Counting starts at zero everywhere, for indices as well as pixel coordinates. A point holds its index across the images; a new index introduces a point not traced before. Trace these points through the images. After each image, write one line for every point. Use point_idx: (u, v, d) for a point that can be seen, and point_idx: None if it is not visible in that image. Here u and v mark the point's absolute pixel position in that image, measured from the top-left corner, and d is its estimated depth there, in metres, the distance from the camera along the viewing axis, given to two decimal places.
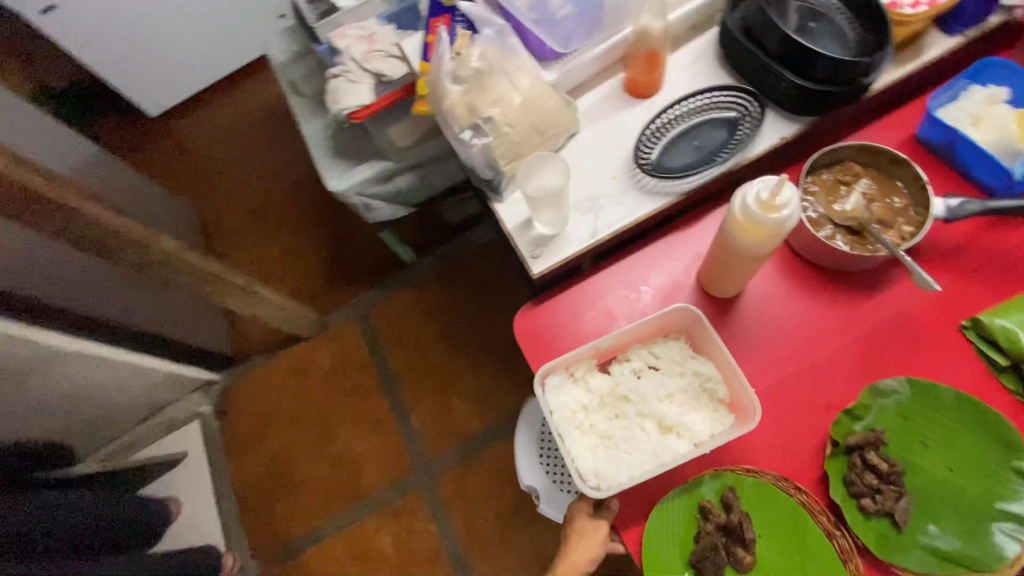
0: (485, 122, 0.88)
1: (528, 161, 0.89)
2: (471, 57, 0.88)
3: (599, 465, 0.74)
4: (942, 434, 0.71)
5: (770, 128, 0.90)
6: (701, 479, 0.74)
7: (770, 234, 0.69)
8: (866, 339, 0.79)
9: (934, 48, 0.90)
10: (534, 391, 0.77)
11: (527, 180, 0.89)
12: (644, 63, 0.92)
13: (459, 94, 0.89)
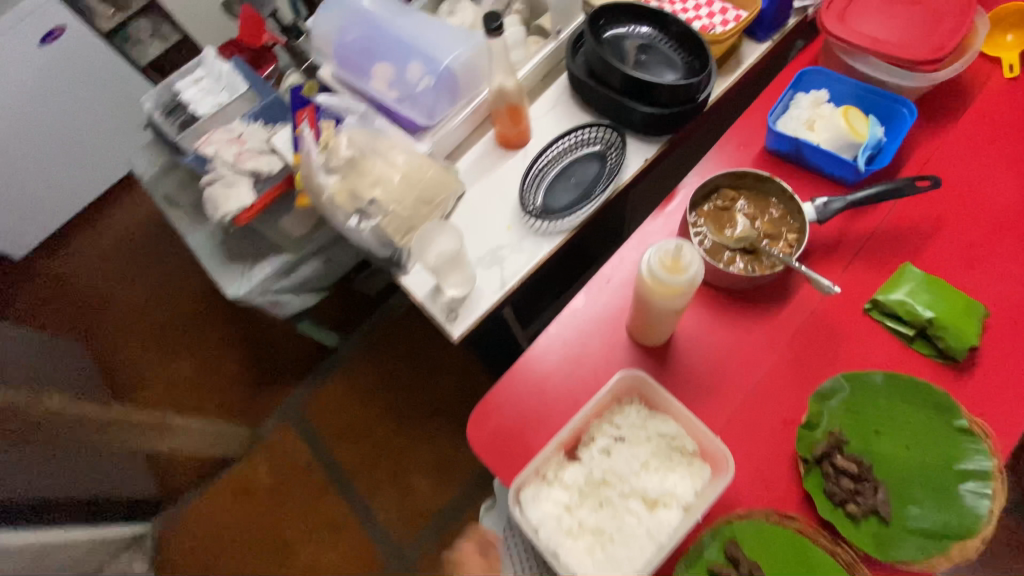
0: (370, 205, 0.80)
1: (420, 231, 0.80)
2: (339, 147, 0.81)
3: (601, 569, 0.69)
4: (885, 416, 0.75)
5: (634, 152, 0.90)
6: (701, 543, 0.71)
7: (681, 291, 0.68)
8: (794, 347, 0.82)
9: (751, 56, 0.94)
10: (512, 513, 0.71)
11: (422, 250, 0.80)
12: (507, 117, 0.90)
13: (338, 183, 0.81)
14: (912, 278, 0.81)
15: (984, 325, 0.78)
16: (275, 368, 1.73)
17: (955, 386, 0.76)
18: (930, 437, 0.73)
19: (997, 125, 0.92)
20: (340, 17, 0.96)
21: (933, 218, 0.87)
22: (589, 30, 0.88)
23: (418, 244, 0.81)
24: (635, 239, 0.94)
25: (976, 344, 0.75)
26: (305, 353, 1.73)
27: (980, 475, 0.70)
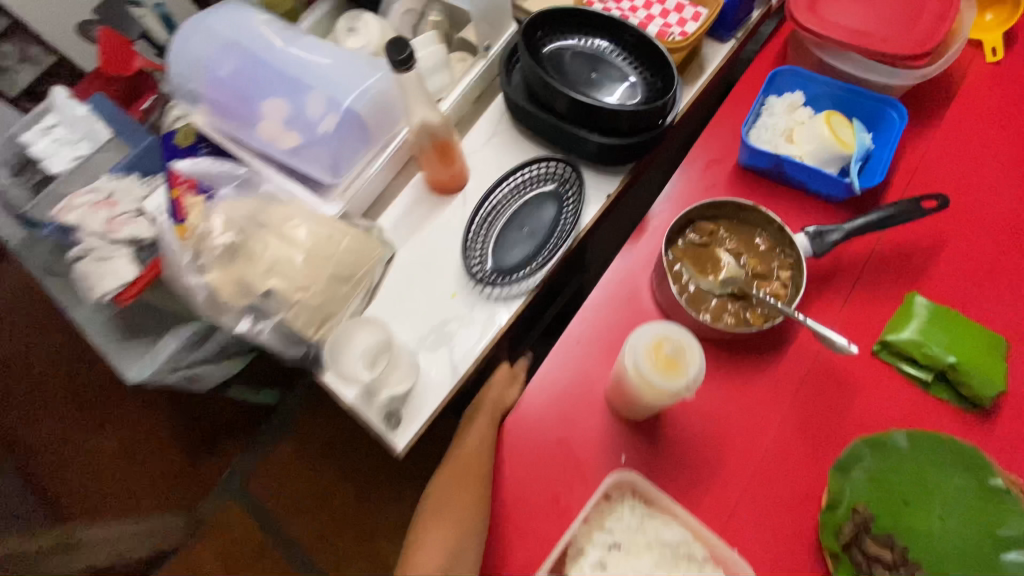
0: (265, 301, 0.62)
1: (332, 337, 0.65)
2: (213, 233, 0.61)
3: None
4: (913, 482, 0.64)
5: (593, 190, 0.77)
6: None
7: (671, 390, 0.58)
8: (804, 405, 0.70)
9: (714, 61, 0.81)
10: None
11: (341, 360, 0.64)
12: (437, 157, 0.73)
13: (219, 277, 0.62)
14: (922, 312, 0.71)
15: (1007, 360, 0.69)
16: (210, 438, 1.50)
17: (984, 435, 0.67)
18: (967, 502, 0.63)
19: (988, 118, 0.82)
20: (208, 47, 0.75)
21: (935, 234, 0.76)
22: (524, 44, 0.72)
23: (331, 357, 0.65)
24: (604, 290, 0.80)
25: (1004, 388, 0.66)
26: (250, 416, 1.52)
27: None
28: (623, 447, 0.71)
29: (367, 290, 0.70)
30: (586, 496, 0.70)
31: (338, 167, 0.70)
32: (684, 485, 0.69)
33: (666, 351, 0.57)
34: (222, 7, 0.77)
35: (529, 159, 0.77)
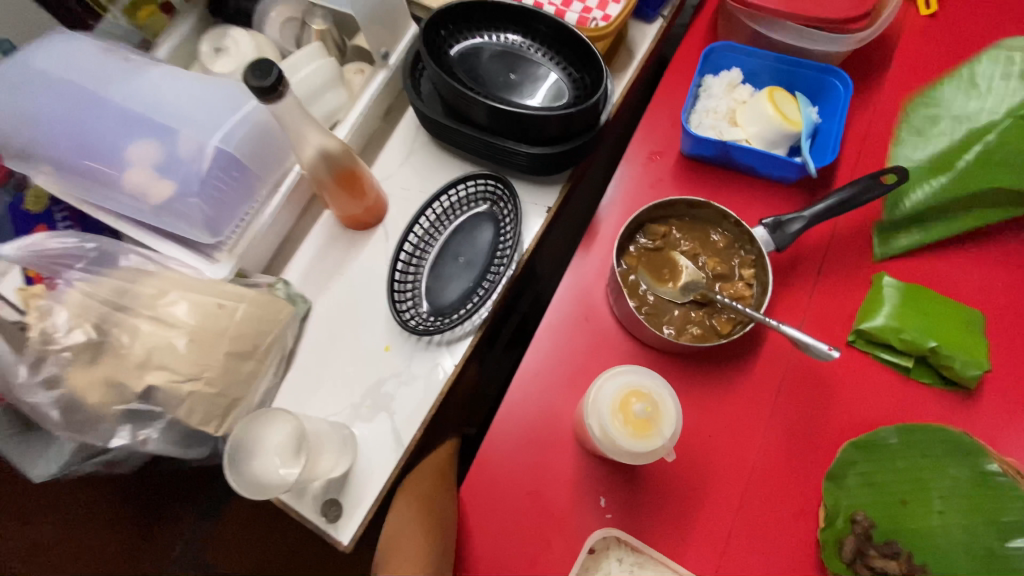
0: (145, 399, 0.54)
1: (233, 436, 0.53)
2: (65, 333, 0.53)
3: None
4: (907, 480, 0.60)
5: (532, 206, 0.68)
6: None
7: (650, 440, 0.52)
8: (785, 414, 0.64)
9: (643, 46, 0.75)
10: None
11: (252, 466, 0.53)
12: (345, 194, 0.62)
13: (84, 378, 0.53)
14: (894, 292, 0.66)
15: (984, 333, 0.65)
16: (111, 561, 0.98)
17: (969, 417, 0.63)
18: (965, 497, 0.59)
19: (930, 76, 0.77)
20: (32, 94, 0.61)
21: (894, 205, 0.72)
22: (426, 48, 0.61)
23: (237, 468, 0.52)
24: (558, 313, 0.71)
25: (988, 366, 0.62)
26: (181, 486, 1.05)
27: None
28: (601, 489, 0.63)
29: (281, 359, 0.61)
30: (568, 553, 0.61)
31: (214, 224, 0.58)
32: (673, 522, 0.61)
33: (635, 411, 0.53)
34: (49, 44, 0.63)
35: (452, 180, 0.67)
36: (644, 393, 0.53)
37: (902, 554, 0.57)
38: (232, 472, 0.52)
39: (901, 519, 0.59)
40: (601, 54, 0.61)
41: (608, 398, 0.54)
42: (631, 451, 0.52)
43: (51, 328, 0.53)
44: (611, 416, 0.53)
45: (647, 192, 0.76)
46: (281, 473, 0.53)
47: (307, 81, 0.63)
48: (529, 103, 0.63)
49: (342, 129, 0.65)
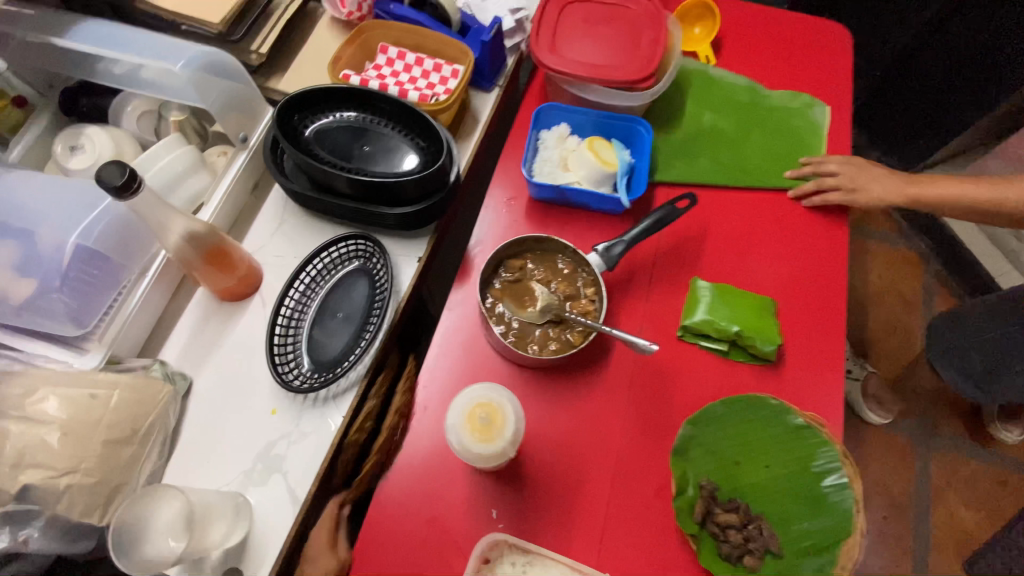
0: (18, 499, 0.54)
1: (118, 519, 0.53)
2: None
3: None
4: (734, 445, 0.73)
5: (402, 256, 0.76)
6: None
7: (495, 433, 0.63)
8: (636, 405, 0.76)
9: (485, 111, 0.87)
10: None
11: (142, 536, 0.54)
12: (217, 270, 0.67)
13: None
14: (707, 292, 0.81)
15: (777, 314, 0.82)
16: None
17: (776, 383, 0.79)
18: (779, 450, 0.72)
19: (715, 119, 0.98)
20: None
21: (698, 223, 0.89)
22: (283, 135, 0.69)
23: (123, 553, 0.53)
24: (439, 350, 0.79)
25: (779, 340, 0.78)
26: None
27: (833, 468, 0.71)
28: (491, 502, 0.71)
29: (165, 439, 0.62)
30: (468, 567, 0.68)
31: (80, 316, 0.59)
32: (554, 518, 0.70)
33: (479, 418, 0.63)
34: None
35: (322, 243, 0.73)
36: (486, 403, 0.63)
37: (734, 506, 0.70)
38: (119, 547, 0.53)
39: (733, 478, 0.72)
40: (439, 123, 0.71)
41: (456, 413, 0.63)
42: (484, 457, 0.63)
43: None
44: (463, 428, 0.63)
45: (504, 232, 0.87)
46: (170, 546, 0.54)
47: (167, 171, 0.67)
48: (384, 171, 0.71)
49: (206, 211, 0.69)
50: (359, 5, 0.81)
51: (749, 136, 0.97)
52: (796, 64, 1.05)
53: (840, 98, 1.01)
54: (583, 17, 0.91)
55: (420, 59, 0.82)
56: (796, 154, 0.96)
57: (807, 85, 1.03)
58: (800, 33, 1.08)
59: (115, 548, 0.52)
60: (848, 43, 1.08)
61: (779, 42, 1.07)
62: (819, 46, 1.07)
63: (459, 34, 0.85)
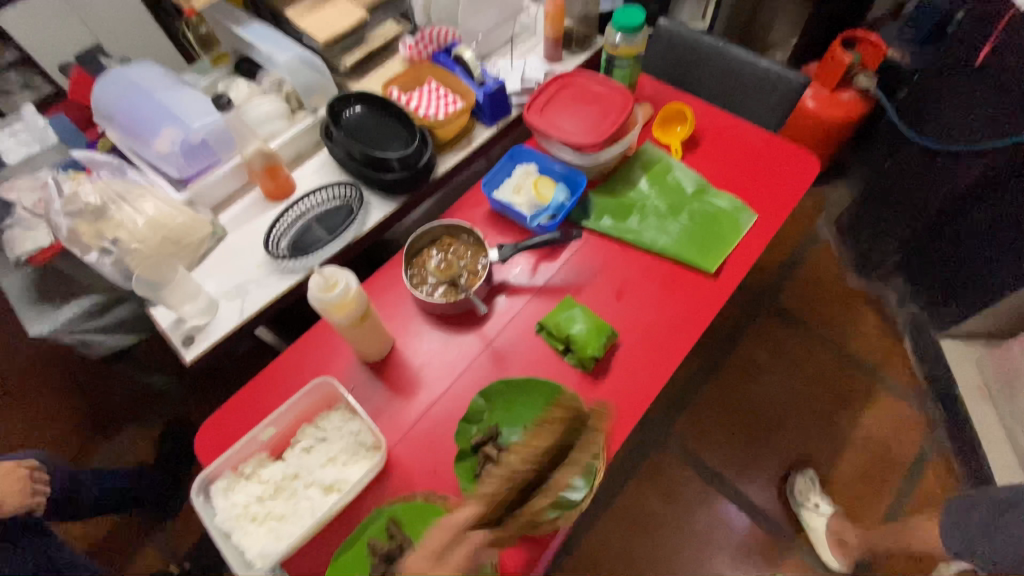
0: (111, 244, 0.97)
1: (151, 276, 0.95)
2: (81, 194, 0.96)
3: (265, 546, 0.83)
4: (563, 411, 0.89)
5: (376, 208, 1.14)
6: (364, 525, 0.85)
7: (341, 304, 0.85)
8: (479, 364, 1.04)
9: (480, 137, 1.25)
10: (195, 499, 0.84)
11: (158, 285, 0.96)
12: (266, 175, 1.10)
13: (78, 224, 0.97)
14: (571, 307, 1.06)
15: (614, 343, 1.03)
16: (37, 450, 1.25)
17: (589, 390, 1.00)
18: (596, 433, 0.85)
19: (655, 197, 1.22)
20: (119, 89, 1.13)
21: (597, 265, 1.14)
22: (330, 117, 1.11)
23: (143, 286, 0.95)
24: (376, 279, 1.14)
25: (600, 354, 1.00)
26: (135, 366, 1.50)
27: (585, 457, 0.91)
28: (352, 380, 1.02)
29: (195, 256, 1.06)
30: None
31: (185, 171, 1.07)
32: (385, 408, 0.99)
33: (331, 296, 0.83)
34: (138, 70, 1.16)
35: (329, 185, 1.14)
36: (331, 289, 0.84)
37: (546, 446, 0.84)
38: (144, 282, 0.95)
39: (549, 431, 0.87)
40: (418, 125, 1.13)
41: (315, 292, 0.82)
42: (344, 329, 0.90)
43: (80, 192, 0.98)
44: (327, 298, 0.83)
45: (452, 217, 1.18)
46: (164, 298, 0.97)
47: (265, 115, 1.15)
48: (382, 151, 1.11)
49: (276, 142, 1.15)
50: (420, 50, 1.24)
51: (677, 216, 1.19)
52: (751, 176, 1.24)
53: (774, 214, 1.19)
54: (574, 95, 1.23)
55: (442, 94, 1.22)
56: (710, 242, 1.14)
57: (750, 195, 1.21)
58: (770, 155, 1.27)
59: (140, 282, 0.94)
60: (812, 176, 1.25)
61: (749, 156, 1.27)
62: (780, 170, 1.25)
63: (478, 84, 1.23)
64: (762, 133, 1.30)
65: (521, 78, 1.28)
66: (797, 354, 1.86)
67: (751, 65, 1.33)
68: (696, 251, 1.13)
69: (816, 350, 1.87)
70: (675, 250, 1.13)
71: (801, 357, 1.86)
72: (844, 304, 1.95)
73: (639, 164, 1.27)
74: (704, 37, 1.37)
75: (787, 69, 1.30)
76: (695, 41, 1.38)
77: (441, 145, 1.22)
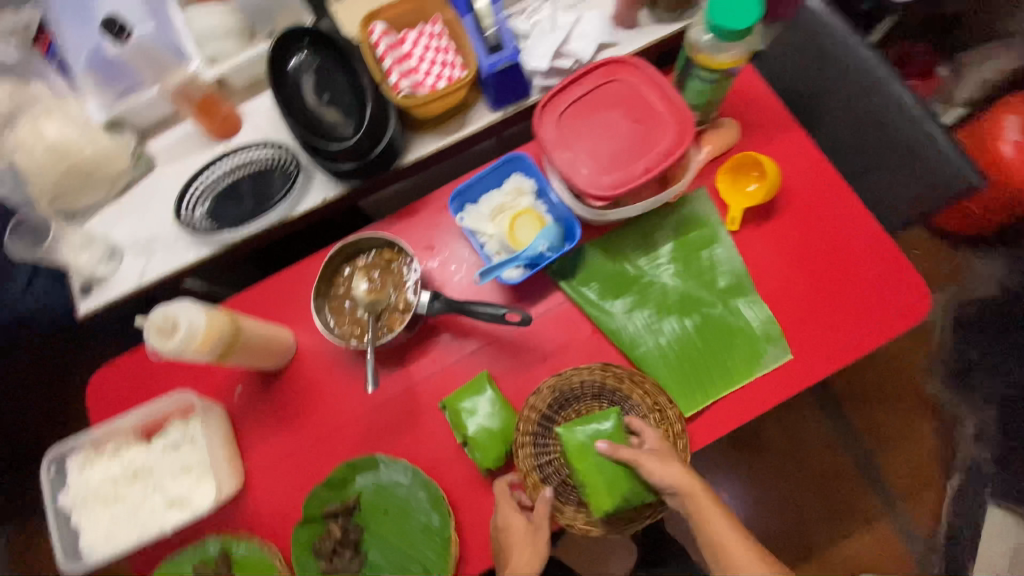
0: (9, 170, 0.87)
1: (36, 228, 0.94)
2: None
3: (96, 540, 0.82)
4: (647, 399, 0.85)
5: (317, 187, 0.92)
6: (204, 542, 0.84)
7: (202, 342, 0.71)
8: (372, 416, 0.90)
9: (476, 123, 0.93)
10: (43, 473, 0.83)
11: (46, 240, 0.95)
12: (200, 111, 0.90)
13: None
14: (480, 392, 0.85)
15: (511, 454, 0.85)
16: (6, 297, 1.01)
17: (478, 495, 0.86)
18: (501, 500, 0.82)
19: (667, 277, 0.92)
20: None
21: (553, 344, 0.90)
22: (267, 68, 0.84)
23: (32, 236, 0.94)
24: (301, 270, 0.95)
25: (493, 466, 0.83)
26: None
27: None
28: (240, 381, 0.94)
29: (110, 191, 0.93)
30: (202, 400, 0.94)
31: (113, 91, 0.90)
32: (263, 426, 0.92)
33: (182, 335, 0.69)
34: None
35: (257, 145, 0.93)
36: (177, 325, 0.69)
37: None
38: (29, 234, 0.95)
39: (626, 395, 0.86)
40: (378, 99, 0.84)
41: (160, 342, 0.67)
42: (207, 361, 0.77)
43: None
44: (177, 341, 0.68)
45: (408, 221, 0.95)
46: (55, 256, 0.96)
47: (211, 30, 0.90)
48: (326, 130, 0.86)
49: (217, 67, 0.91)
50: None
51: (683, 316, 0.90)
52: (817, 293, 0.89)
53: (816, 362, 0.87)
54: (617, 100, 0.86)
55: (442, 48, 0.87)
56: (705, 372, 0.87)
57: (798, 323, 0.88)
58: (861, 273, 0.90)
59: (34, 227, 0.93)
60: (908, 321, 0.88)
61: (830, 262, 0.90)
62: (862, 301, 0.88)
63: (489, 48, 0.88)
64: (869, 235, 0.91)
65: (556, 49, 0.91)
66: (807, 448, 1.48)
67: (913, 122, 0.85)
68: (682, 376, 0.87)
69: (835, 450, 1.49)
70: (653, 364, 0.88)
71: (808, 450, 1.48)
72: (900, 408, 1.49)
73: (672, 221, 0.94)
74: (865, 50, 0.87)
75: (963, 152, 0.83)
76: (848, 54, 0.89)
77: (423, 121, 0.93)
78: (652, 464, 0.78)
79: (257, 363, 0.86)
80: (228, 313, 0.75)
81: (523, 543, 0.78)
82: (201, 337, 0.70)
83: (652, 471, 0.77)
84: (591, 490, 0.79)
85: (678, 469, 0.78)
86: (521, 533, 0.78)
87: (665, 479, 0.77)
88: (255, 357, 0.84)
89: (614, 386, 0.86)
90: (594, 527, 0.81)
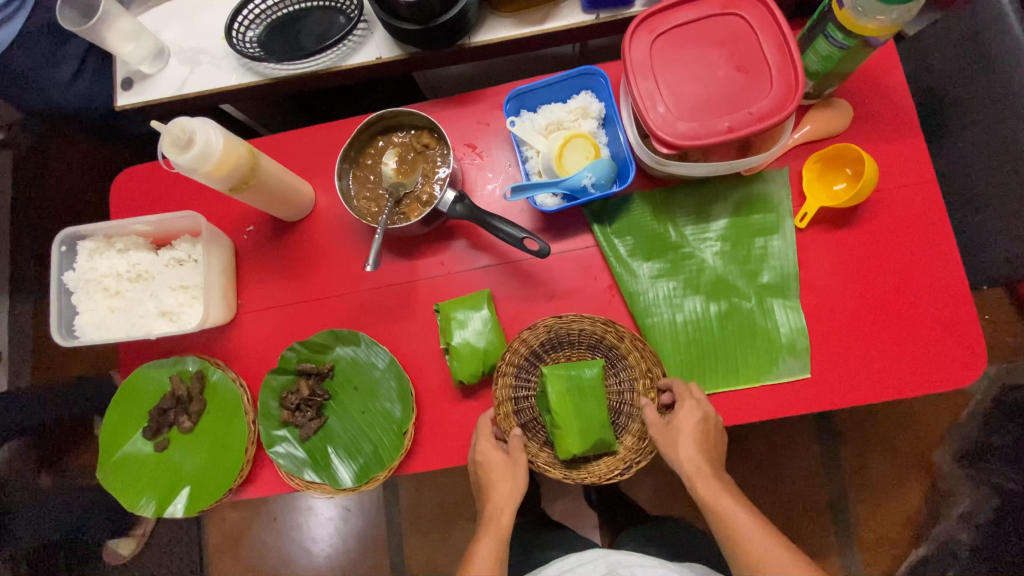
0: None
1: None
2: None
3: (91, 323, 0.87)
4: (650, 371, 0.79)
5: (375, 44, 0.86)
6: (185, 358, 0.87)
7: (214, 167, 0.68)
8: (366, 295, 0.89)
9: (561, 21, 0.83)
10: (56, 248, 0.86)
11: None
12: None
13: None
14: (476, 306, 0.83)
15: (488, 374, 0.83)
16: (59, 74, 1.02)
17: (445, 401, 0.86)
18: (482, 437, 0.80)
19: (707, 252, 0.84)
20: None
21: (565, 284, 0.86)
22: None
23: None
24: (337, 129, 0.91)
25: (465, 380, 0.81)
26: None
27: (360, 463, 0.83)
28: (253, 222, 0.93)
29: None
30: None
31: None
32: (262, 271, 0.92)
33: (195, 154, 0.66)
34: None
35: None
36: (191, 143, 0.66)
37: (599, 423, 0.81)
38: None
39: (620, 352, 0.81)
40: None
41: (172, 157, 0.65)
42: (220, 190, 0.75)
43: None
44: (190, 159, 0.66)
45: (460, 111, 0.89)
46: None
47: None
48: None
49: None
50: None
51: (710, 297, 0.83)
52: (869, 322, 0.80)
53: (838, 390, 0.79)
54: (729, 38, 0.74)
55: None
56: (711, 359, 0.81)
57: (833, 345, 0.80)
58: (922, 315, 0.80)
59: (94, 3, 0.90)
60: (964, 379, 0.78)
61: (895, 294, 0.80)
62: (909, 345, 0.79)
63: None
64: (950, 277, 0.80)
65: None
66: (786, 471, 1.42)
67: None
68: (686, 356, 0.82)
69: (814, 483, 1.42)
70: (660, 334, 0.82)
71: (786, 473, 1.43)
72: (900, 464, 1.40)
73: (737, 195, 0.84)
74: None
75: None
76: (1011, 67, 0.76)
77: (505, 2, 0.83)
78: (667, 439, 0.74)
79: (270, 207, 0.84)
80: (248, 147, 0.72)
81: (503, 477, 0.78)
82: (214, 161, 0.68)
83: (664, 446, 0.74)
84: (563, 432, 0.76)
85: (694, 451, 0.73)
86: (501, 467, 0.78)
87: (676, 456, 0.73)
88: (267, 202, 0.82)
89: (611, 343, 0.81)
90: (552, 469, 0.79)
